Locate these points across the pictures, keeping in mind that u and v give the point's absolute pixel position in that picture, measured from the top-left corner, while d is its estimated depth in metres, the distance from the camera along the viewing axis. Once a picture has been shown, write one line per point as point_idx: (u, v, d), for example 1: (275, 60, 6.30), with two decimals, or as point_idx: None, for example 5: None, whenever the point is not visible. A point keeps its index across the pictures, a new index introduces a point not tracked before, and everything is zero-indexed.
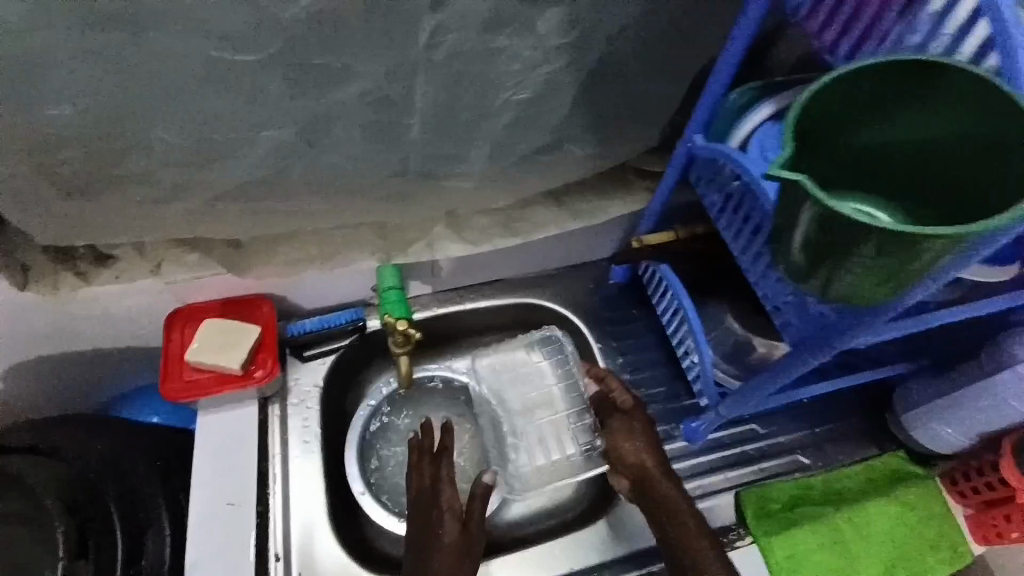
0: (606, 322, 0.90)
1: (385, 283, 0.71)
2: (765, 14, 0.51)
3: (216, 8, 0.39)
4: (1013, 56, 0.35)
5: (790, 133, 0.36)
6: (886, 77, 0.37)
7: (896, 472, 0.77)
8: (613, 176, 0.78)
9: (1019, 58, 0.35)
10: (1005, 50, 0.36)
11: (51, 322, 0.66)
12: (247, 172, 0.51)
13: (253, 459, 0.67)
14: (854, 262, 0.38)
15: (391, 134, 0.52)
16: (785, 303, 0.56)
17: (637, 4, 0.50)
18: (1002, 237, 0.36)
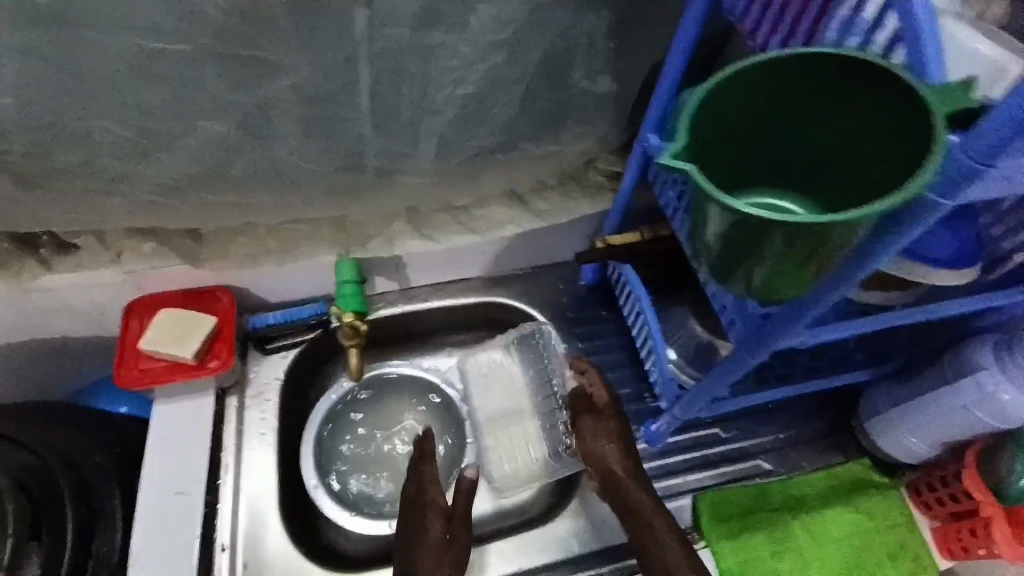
0: (574, 323, 0.90)
1: (343, 277, 0.71)
2: (707, 15, 0.51)
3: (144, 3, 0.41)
4: (918, 47, 0.34)
5: (684, 125, 0.35)
6: (786, 70, 0.36)
7: (859, 480, 0.76)
8: (576, 177, 0.78)
9: (923, 49, 0.34)
10: (911, 41, 0.34)
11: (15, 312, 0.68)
12: (190, 162, 0.53)
13: (205, 449, 0.68)
14: (761, 256, 0.36)
15: (332, 128, 0.54)
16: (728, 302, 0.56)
17: (572, 5, 0.51)
18: (911, 229, 0.34)
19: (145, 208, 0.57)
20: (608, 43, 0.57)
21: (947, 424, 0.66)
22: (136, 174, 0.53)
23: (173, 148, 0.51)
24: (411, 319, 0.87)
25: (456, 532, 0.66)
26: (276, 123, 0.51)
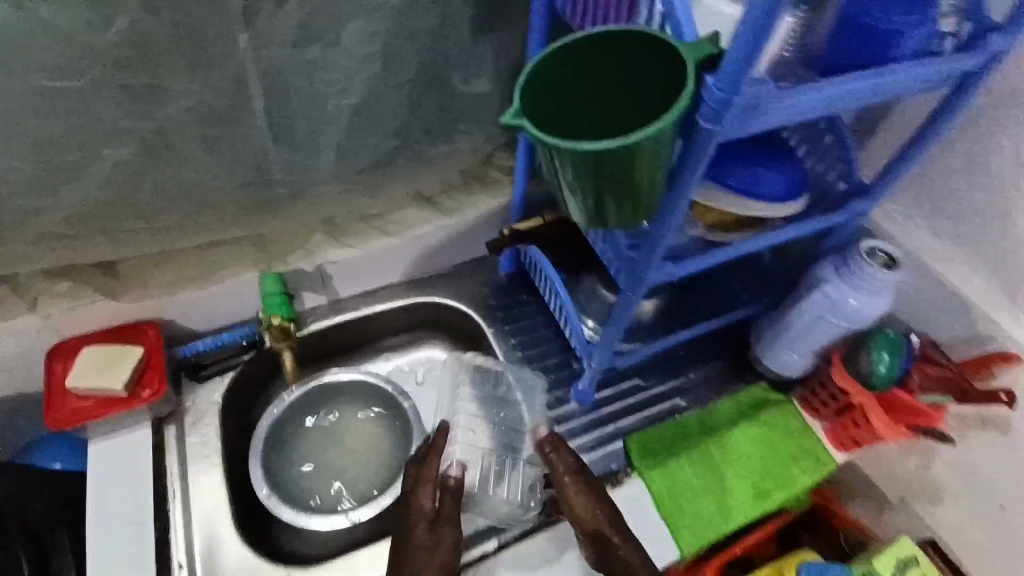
0: (498, 309, 0.96)
1: (267, 289, 0.75)
2: (549, 15, 0.61)
3: (37, 44, 0.46)
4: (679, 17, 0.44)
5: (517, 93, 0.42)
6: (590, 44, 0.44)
7: (761, 398, 0.86)
8: (475, 174, 0.86)
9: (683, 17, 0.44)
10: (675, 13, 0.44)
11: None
12: (98, 189, 0.57)
13: (149, 478, 0.69)
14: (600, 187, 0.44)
15: (233, 145, 0.59)
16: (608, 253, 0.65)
17: (431, 19, 0.60)
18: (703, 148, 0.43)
19: (57, 241, 0.60)
20: (474, 49, 0.66)
21: (814, 335, 0.78)
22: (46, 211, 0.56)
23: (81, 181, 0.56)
24: (344, 330, 0.91)
25: (442, 530, 0.66)
26: (178, 146, 0.57)
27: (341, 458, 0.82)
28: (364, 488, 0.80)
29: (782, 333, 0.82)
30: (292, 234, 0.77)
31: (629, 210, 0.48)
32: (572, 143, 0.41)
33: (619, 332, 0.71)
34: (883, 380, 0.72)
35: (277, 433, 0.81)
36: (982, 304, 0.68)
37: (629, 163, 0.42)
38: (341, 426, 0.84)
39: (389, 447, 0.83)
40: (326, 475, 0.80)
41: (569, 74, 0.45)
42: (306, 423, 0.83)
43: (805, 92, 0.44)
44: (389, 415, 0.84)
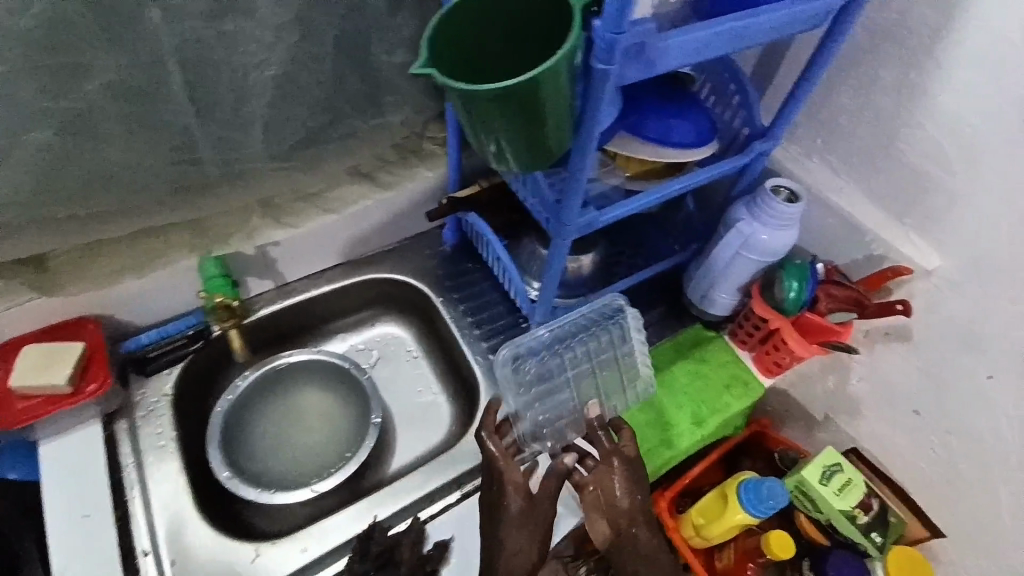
0: (445, 280, 0.98)
1: (208, 274, 0.74)
2: None
3: None
4: None
5: (425, 43, 0.45)
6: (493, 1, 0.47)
7: (697, 338, 0.94)
8: (411, 148, 0.89)
9: None
10: None
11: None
12: (22, 173, 0.60)
13: (102, 472, 0.69)
14: (508, 130, 0.48)
15: (153, 122, 0.62)
16: (535, 203, 0.69)
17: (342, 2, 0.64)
18: (600, 88, 0.47)
19: None
20: (390, 22, 0.69)
21: (736, 271, 0.85)
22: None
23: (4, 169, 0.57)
24: (293, 313, 0.91)
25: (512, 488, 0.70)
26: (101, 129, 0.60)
27: (301, 434, 0.84)
28: (327, 459, 0.83)
29: (709, 275, 0.88)
30: (227, 216, 0.77)
31: (541, 155, 0.51)
32: (475, 86, 0.44)
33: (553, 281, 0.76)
34: (793, 305, 0.80)
35: (233, 419, 0.81)
36: (874, 227, 0.75)
37: (531, 104, 0.45)
38: (300, 404, 0.86)
39: (348, 419, 0.85)
40: (287, 452, 0.82)
41: (474, 23, 0.48)
42: (263, 407, 0.84)
43: (687, 33, 0.49)
44: (347, 389, 0.86)
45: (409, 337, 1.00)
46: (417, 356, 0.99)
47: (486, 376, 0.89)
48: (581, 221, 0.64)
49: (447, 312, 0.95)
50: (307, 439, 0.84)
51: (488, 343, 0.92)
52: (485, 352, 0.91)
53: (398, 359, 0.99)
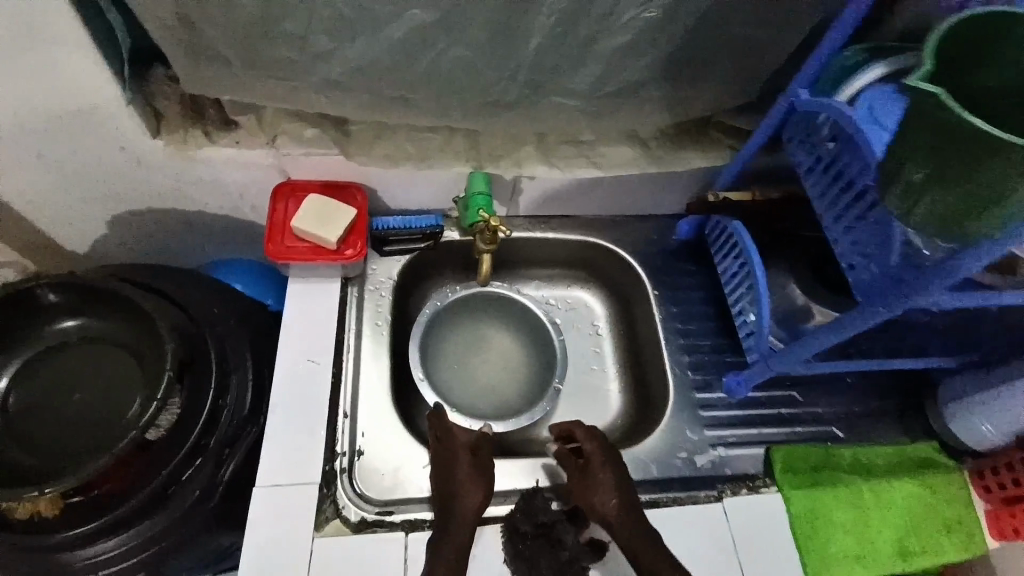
0: (665, 274, 0.91)
1: (475, 188, 0.72)
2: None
3: None
4: None
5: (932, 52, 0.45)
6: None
7: (926, 458, 0.80)
8: (695, 129, 0.79)
9: None
10: None
11: (161, 171, 0.72)
12: (373, 49, 0.54)
13: (333, 323, 0.74)
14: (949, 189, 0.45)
15: (512, 36, 0.55)
16: (870, 249, 0.57)
17: None
18: None
19: (324, 93, 0.59)
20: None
21: (998, 410, 0.71)
22: (354, 70, 0.56)
23: (406, 70, 0.57)
24: (512, 247, 0.91)
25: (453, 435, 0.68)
26: (468, 20, 0.53)
27: (471, 367, 0.84)
28: (484, 403, 0.82)
29: (963, 392, 0.77)
30: (516, 150, 0.75)
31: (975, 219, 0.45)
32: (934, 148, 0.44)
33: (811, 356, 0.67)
34: None
35: (432, 321, 0.82)
36: None
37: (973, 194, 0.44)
38: (480, 341, 0.86)
39: (511, 373, 0.85)
40: (454, 379, 0.83)
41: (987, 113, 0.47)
42: (450, 328, 0.85)
43: None
44: (523, 342, 0.86)
45: (604, 313, 0.95)
46: (603, 334, 0.94)
47: (676, 391, 0.82)
48: (932, 299, 0.51)
49: (656, 307, 0.89)
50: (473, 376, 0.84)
51: (689, 357, 0.85)
52: (682, 367, 0.84)
53: (581, 327, 0.94)
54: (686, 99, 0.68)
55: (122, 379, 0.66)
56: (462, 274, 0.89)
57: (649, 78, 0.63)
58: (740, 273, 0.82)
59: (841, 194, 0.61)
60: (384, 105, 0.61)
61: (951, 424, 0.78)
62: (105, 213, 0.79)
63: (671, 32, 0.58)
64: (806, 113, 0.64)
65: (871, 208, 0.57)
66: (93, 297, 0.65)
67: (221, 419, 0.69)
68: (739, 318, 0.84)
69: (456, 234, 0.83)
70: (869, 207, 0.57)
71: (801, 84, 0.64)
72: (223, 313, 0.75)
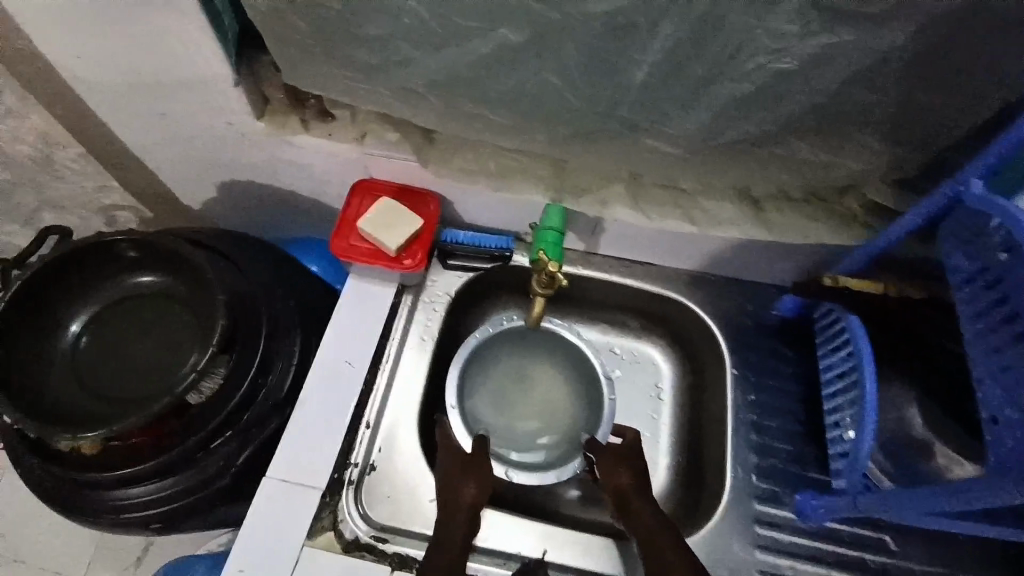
0: (751, 354, 0.79)
1: (548, 223, 0.68)
2: None
3: None
4: None
5: None
6: None
7: None
8: (826, 199, 0.66)
9: None
10: None
11: (257, 151, 0.74)
12: (458, 64, 0.51)
13: (378, 328, 0.72)
14: None
15: (611, 71, 0.48)
16: None
17: None
18: None
19: (407, 99, 0.57)
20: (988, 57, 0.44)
21: None
22: (436, 83, 0.54)
23: (491, 91, 0.53)
24: (582, 284, 0.84)
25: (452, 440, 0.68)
26: (564, 47, 0.47)
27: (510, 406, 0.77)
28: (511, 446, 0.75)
29: None
30: (605, 187, 0.67)
31: None
32: None
33: (916, 515, 0.53)
34: None
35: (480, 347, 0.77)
36: None
37: None
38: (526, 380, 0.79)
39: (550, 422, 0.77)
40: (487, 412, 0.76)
41: None
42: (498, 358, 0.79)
43: None
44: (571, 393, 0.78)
45: (670, 379, 0.85)
46: (664, 401, 0.84)
47: (733, 496, 0.70)
48: None
49: (732, 390, 0.76)
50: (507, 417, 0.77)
51: (760, 459, 0.73)
52: (749, 468, 0.72)
53: (642, 388, 0.85)
54: (817, 166, 0.56)
55: (179, 340, 0.69)
56: (524, 303, 0.84)
57: (770, 137, 0.53)
58: (847, 377, 0.68)
59: (997, 325, 0.47)
60: (465, 119, 0.58)
61: None
62: (207, 180, 0.84)
63: (809, 89, 0.47)
64: (976, 210, 0.50)
65: None
66: (164, 258, 0.70)
67: (255, 399, 0.68)
68: (831, 428, 0.70)
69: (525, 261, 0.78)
70: None
71: (978, 173, 0.50)
72: (284, 291, 0.76)
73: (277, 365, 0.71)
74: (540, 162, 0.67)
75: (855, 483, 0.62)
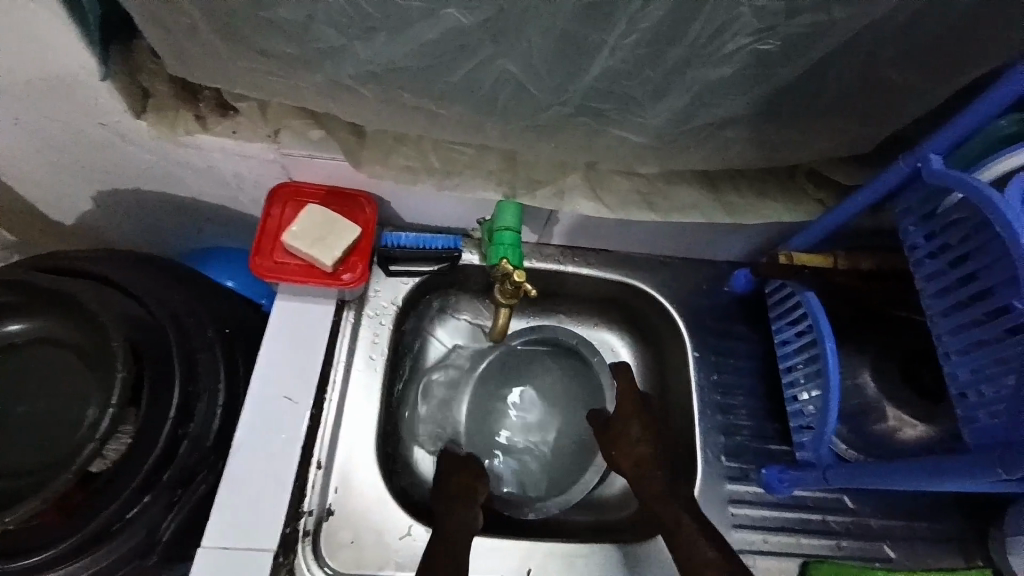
0: (710, 333, 0.78)
1: (501, 222, 0.63)
2: None
3: None
4: None
5: None
6: None
7: None
8: (780, 176, 0.65)
9: None
10: None
11: (145, 155, 0.61)
12: (396, 54, 0.43)
13: (318, 354, 0.64)
14: None
15: (577, 56, 0.43)
16: (1006, 389, 0.44)
17: None
18: None
19: (334, 92, 0.48)
20: (948, 35, 0.43)
21: None
22: (370, 75, 0.45)
23: (437, 81, 0.46)
24: (536, 278, 0.79)
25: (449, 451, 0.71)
26: (524, 30, 0.41)
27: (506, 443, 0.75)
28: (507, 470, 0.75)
29: None
30: (560, 176, 0.62)
31: None
32: None
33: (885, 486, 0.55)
34: None
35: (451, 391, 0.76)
36: None
37: None
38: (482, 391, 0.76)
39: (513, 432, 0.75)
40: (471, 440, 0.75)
41: None
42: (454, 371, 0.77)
43: None
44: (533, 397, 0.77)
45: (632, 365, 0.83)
46: None
47: (705, 480, 0.71)
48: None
49: (695, 372, 0.76)
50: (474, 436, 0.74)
51: (726, 439, 0.73)
52: (717, 450, 0.72)
53: None
54: (782, 146, 0.54)
55: (71, 393, 0.56)
56: (477, 303, 0.78)
57: (738, 122, 0.50)
58: (802, 351, 0.69)
59: (963, 301, 0.48)
60: (405, 113, 0.50)
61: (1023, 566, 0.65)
62: (81, 191, 0.68)
63: (782, 72, 0.44)
64: (934, 186, 0.50)
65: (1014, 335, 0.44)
66: (36, 297, 0.56)
67: (178, 454, 0.56)
68: (790, 402, 0.71)
69: (476, 258, 0.72)
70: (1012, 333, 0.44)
71: (935, 150, 0.50)
72: (199, 317, 0.62)
73: (202, 407, 0.59)
74: (489, 154, 0.61)
75: (823, 456, 0.62)
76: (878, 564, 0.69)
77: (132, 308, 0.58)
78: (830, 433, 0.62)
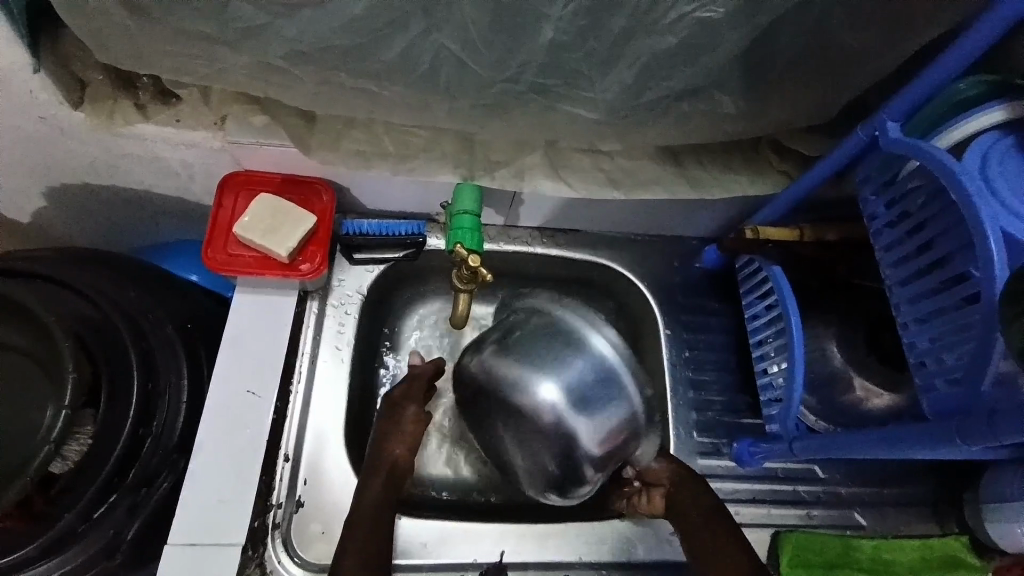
0: (681, 310, 0.78)
1: (461, 206, 0.61)
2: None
3: None
4: None
5: None
6: None
7: (953, 558, 0.67)
8: (744, 149, 0.64)
9: None
10: None
11: (89, 148, 0.59)
12: (325, 30, 0.41)
13: (281, 348, 0.63)
14: None
15: (514, 28, 0.41)
16: (962, 357, 0.44)
17: None
18: None
19: (270, 74, 0.46)
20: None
21: None
22: (303, 56, 0.44)
23: (373, 62, 0.44)
24: (505, 261, 0.78)
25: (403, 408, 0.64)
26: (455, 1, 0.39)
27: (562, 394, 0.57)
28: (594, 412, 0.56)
29: (1008, 494, 0.64)
30: (519, 157, 0.61)
31: None
32: None
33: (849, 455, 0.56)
34: None
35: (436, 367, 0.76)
36: None
37: None
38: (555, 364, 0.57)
39: (619, 415, 0.56)
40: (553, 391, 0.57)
41: None
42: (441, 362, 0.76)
43: None
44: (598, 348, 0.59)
45: None
46: None
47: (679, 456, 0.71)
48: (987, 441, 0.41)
49: (666, 349, 0.76)
50: (561, 455, 0.57)
51: (699, 415, 0.73)
52: (689, 426, 0.73)
53: None
54: (738, 122, 0.53)
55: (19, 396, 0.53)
56: (447, 290, 0.77)
57: (689, 93, 0.48)
58: (769, 325, 0.69)
59: (922, 270, 0.48)
60: (347, 96, 0.48)
61: (992, 529, 0.65)
62: (27, 189, 0.66)
63: (730, 39, 0.43)
64: (891, 154, 0.50)
65: (974, 301, 0.43)
66: None
67: (141, 453, 0.54)
68: (760, 375, 0.71)
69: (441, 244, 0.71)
70: (972, 299, 0.43)
71: (892, 117, 0.49)
72: (155, 313, 0.60)
73: (166, 403, 0.57)
74: (445, 134, 0.59)
75: (789, 427, 0.62)
76: (849, 531, 0.70)
77: (82, 310, 0.56)
78: (798, 405, 0.62)
